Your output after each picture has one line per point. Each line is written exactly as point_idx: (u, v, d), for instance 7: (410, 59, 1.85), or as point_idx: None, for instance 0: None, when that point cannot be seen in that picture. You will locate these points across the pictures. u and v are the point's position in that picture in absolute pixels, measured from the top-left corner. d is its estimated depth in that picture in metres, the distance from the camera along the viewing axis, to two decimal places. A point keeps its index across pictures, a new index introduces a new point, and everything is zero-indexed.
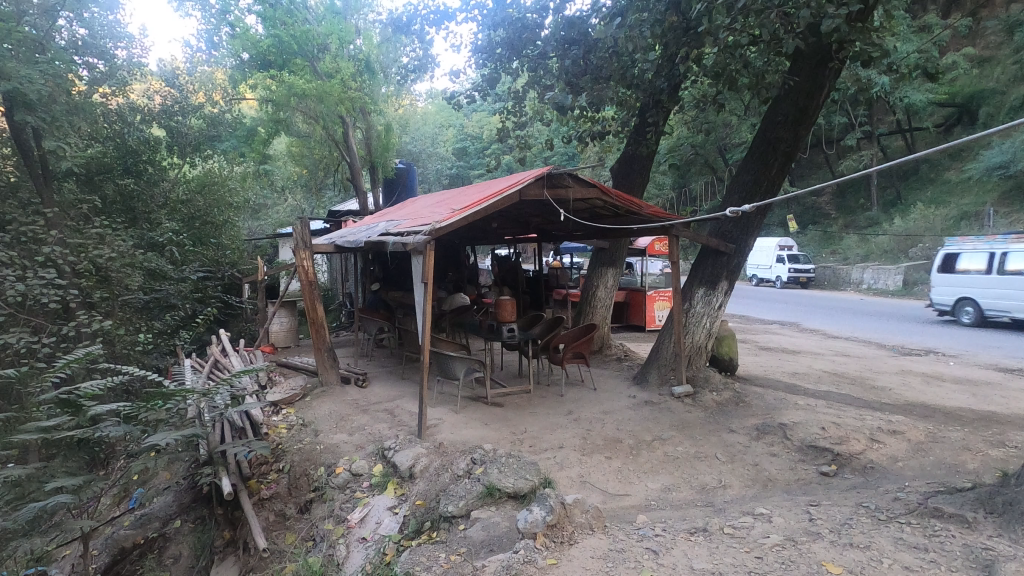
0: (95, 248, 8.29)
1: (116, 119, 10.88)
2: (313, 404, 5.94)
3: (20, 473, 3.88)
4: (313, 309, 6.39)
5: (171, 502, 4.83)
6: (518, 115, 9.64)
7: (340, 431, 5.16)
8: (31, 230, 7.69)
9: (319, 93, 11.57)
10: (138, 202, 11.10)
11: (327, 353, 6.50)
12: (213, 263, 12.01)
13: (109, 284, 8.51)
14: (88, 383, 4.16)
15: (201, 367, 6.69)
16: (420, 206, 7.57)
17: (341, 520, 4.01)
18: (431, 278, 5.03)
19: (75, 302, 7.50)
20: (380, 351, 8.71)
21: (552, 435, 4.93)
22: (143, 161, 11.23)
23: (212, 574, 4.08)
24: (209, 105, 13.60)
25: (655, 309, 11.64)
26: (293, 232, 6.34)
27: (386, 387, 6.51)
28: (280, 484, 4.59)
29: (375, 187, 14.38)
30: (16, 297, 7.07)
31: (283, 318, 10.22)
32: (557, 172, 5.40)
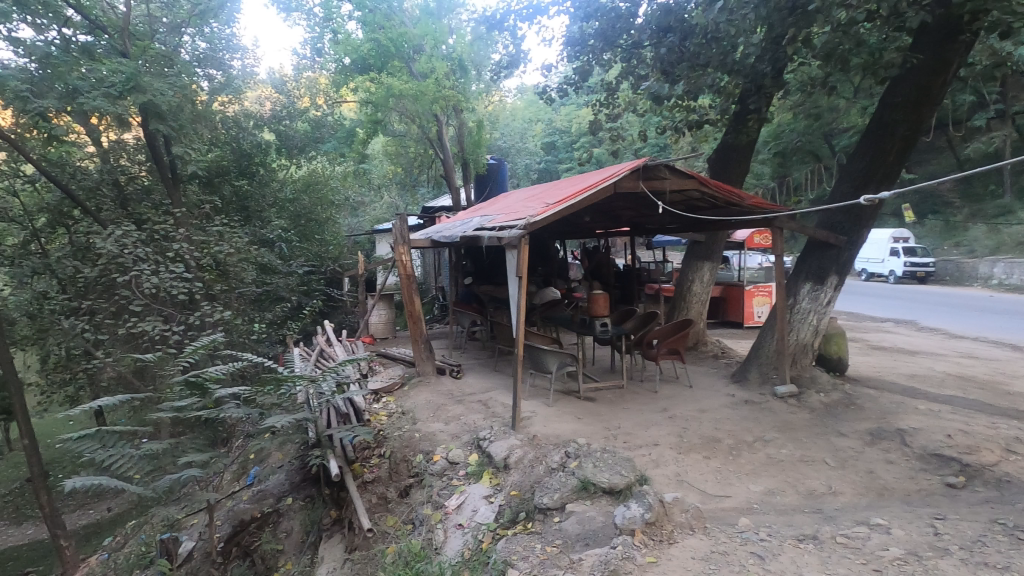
0: (216, 245, 9.01)
1: (232, 126, 11.81)
2: (411, 393, 6.17)
3: (160, 448, 4.29)
4: (411, 302, 6.63)
5: (285, 480, 5.15)
6: (610, 107, 9.51)
7: (438, 420, 5.33)
8: (164, 229, 8.57)
9: (416, 93, 11.92)
10: (250, 202, 11.92)
11: (424, 344, 6.71)
12: (315, 258, 12.78)
13: (227, 278, 9.22)
14: (213, 368, 4.52)
15: (309, 355, 7.12)
16: (513, 201, 7.64)
17: (439, 506, 4.14)
18: (525, 272, 5.08)
19: (200, 293, 8.23)
20: (473, 344, 8.91)
21: (647, 432, 4.84)
22: (256, 163, 12.08)
23: (322, 550, 4.33)
24: (313, 109, 14.39)
25: (754, 305, 11.16)
26: (393, 228, 6.59)
27: (479, 379, 6.64)
28: (381, 469, 4.81)
29: (467, 183, 14.65)
30: (152, 290, 7.89)
31: (381, 311, 10.65)
32: (653, 163, 5.27)
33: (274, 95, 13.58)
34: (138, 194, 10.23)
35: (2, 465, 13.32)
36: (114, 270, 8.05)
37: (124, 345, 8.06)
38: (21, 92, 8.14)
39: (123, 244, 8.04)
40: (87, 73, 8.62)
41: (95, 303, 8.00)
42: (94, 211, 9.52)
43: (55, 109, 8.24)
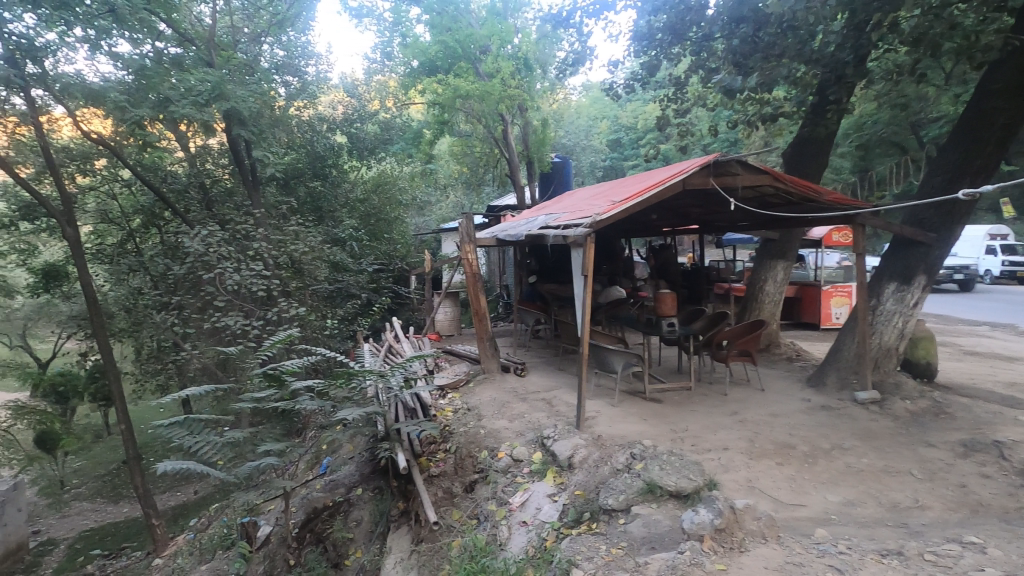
0: (292, 244, 9.40)
1: (307, 129, 12.32)
2: (476, 390, 6.24)
3: (241, 436, 4.50)
4: (476, 300, 6.70)
5: (355, 471, 5.31)
6: (678, 102, 9.29)
7: (502, 417, 5.38)
8: (244, 228, 9.07)
9: (481, 93, 12.06)
10: (324, 202, 12.38)
11: (489, 342, 6.78)
12: (384, 256, 13.05)
13: (302, 275, 9.61)
14: (289, 361, 4.71)
15: (378, 350, 7.33)
16: (578, 199, 7.60)
17: (503, 503, 4.18)
18: (591, 271, 5.04)
19: (277, 290, 8.63)
20: (537, 342, 8.92)
21: (716, 436, 4.70)
22: (329, 165, 12.55)
23: (389, 541, 4.39)
24: (383, 111, 14.79)
25: (832, 306, 10.67)
26: (459, 227, 6.68)
27: (543, 377, 6.65)
28: (447, 463, 4.86)
29: (532, 182, 14.67)
30: (234, 286, 8.36)
31: (447, 308, 10.84)
32: (724, 158, 5.12)
33: (347, 99, 14.09)
34: (222, 196, 10.84)
35: (103, 447, 14.46)
36: (199, 268, 8.59)
37: (208, 338, 8.53)
38: (120, 102, 8.81)
39: (208, 244, 8.56)
40: (177, 83, 9.22)
41: (182, 298, 8.56)
42: (182, 213, 10.17)
43: (149, 117, 8.85)
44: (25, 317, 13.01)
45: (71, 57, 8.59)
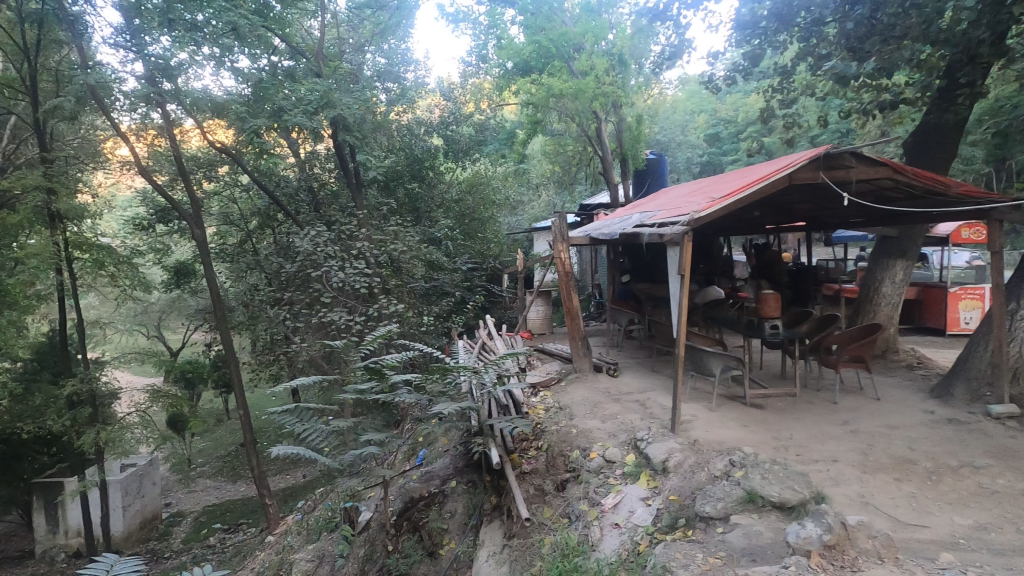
0: (392, 243, 9.80)
1: (406, 133, 12.82)
2: (568, 389, 6.22)
3: (346, 425, 4.74)
4: (568, 299, 6.67)
5: (449, 464, 5.43)
6: (784, 92, 8.81)
7: (594, 417, 5.33)
8: (348, 229, 9.58)
9: (575, 91, 11.98)
10: (421, 203, 12.77)
11: (581, 341, 6.73)
12: (478, 255, 13.22)
13: (401, 274, 9.97)
14: (389, 355, 4.91)
15: (472, 347, 7.47)
16: (675, 197, 7.39)
17: (595, 503, 4.13)
18: (689, 270, 4.89)
19: (377, 287, 9.02)
20: (630, 343, 8.76)
21: (825, 446, 4.41)
22: (426, 167, 12.97)
23: (482, 533, 4.48)
24: (478, 113, 15.08)
25: (960, 309, 9.70)
26: (551, 226, 6.69)
27: (637, 378, 6.52)
28: (539, 461, 4.86)
29: (626, 180, 14.40)
30: (339, 283, 8.86)
31: (539, 307, 10.88)
32: (836, 150, 4.79)
33: (443, 102, 14.53)
34: (329, 198, 11.51)
35: (223, 431, 15.80)
36: (308, 266, 9.19)
37: (316, 332, 9.08)
38: (241, 113, 9.58)
39: (316, 244, 9.17)
40: (291, 93, 9.88)
41: (293, 294, 9.21)
42: (294, 214, 10.92)
43: (266, 126, 9.55)
44: (161, 310, 14.48)
45: (200, 74, 9.44)
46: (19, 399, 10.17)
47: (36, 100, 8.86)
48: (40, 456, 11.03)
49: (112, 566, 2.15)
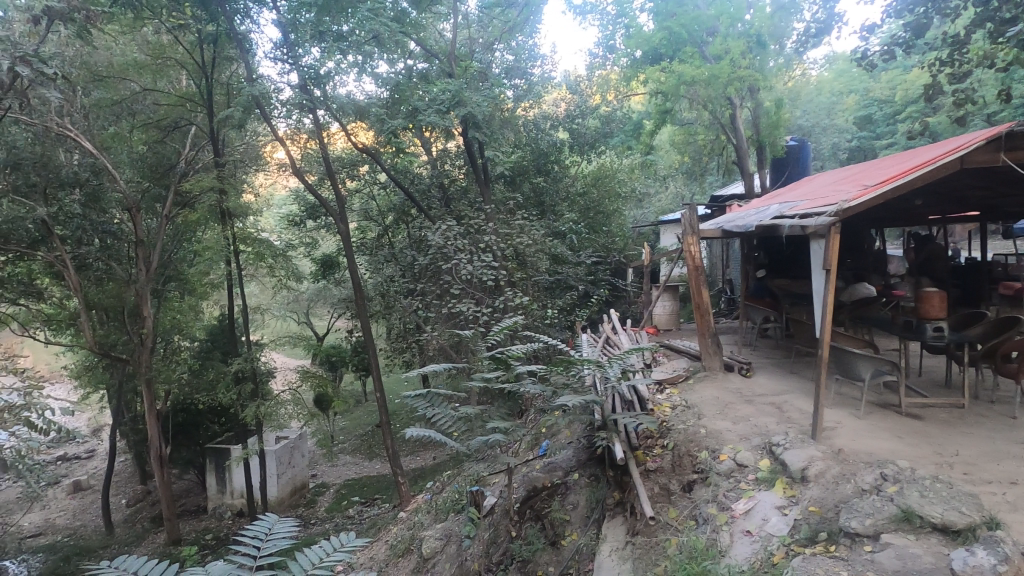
0: (518, 237, 9.97)
1: (532, 128, 13.05)
2: (696, 387, 5.99)
3: (473, 412, 4.91)
4: (698, 294, 6.40)
5: (572, 457, 5.44)
6: (955, 64, 7.81)
7: (725, 418, 5.09)
8: (476, 223, 9.90)
9: (708, 77, 11.42)
10: (546, 197, 12.80)
11: (712, 338, 6.44)
12: (603, 249, 13.03)
13: (525, 267, 10.12)
14: (514, 345, 5.01)
15: (596, 341, 7.40)
16: (820, 185, 6.83)
17: (725, 508, 3.94)
18: (835, 265, 4.50)
19: (503, 280, 9.23)
20: (765, 342, 8.24)
21: (999, 466, 3.88)
22: (552, 161, 13.06)
23: (604, 528, 4.42)
24: (603, 105, 14.95)
25: None
26: (681, 219, 6.46)
27: (772, 380, 6.13)
28: (664, 460, 4.69)
29: (763, 169, 13.53)
30: (467, 275, 9.19)
31: (666, 302, 10.56)
32: (1020, 129, 4.17)
33: (569, 96, 14.67)
34: (459, 195, 12.00)
35: (362, 411, 17.07)
36: (439, 258, 9.68)
37: (445, 322, 9.50)
38: (380, 115, 10.28)
39: (447, 237, 9.61)
40: (424, 94, 10.39)
41: (425, 285, 9.74)
42: (426, 209, 11.53)
43: (402, 126, 10.15)
44: (310, 299, 15.93)
45: (345, 81, 10.25)
46: (196, 373, 11.69)
47: (212, 112, 10.08)
48: (212, 424, 12.61)
49: (272, 526, 2.40)
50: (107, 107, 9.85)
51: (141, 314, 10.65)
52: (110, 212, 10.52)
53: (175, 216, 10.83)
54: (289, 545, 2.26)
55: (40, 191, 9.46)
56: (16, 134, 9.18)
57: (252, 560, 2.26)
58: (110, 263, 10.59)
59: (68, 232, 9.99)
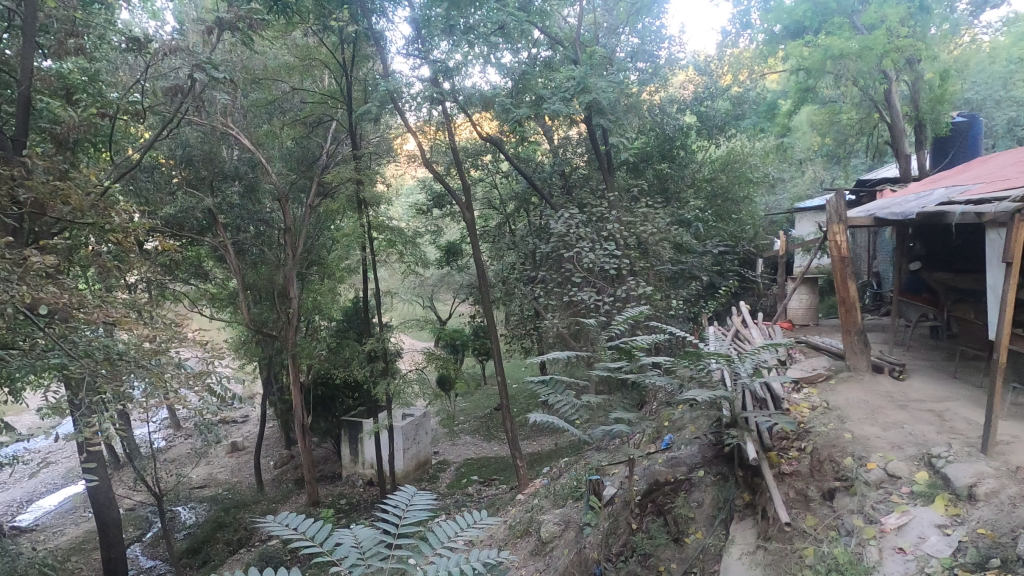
0: (642, 225, 9.65)
1: (658, 112, 12.52)
2: (838, 387, 5.55)
3: (596, 401, 4.84)
4: (844, 288, 5.90)
5: (697, 453, 5.24)
6: None
7: (874, 423, 4.67)
8: (600, 212, 9.81)
9: (860, 49, 10.29)
10: (670, 183, 12.37)
11: (859, 337, 5.91)
12: (732, 238, 12.27)
13: (648, 256, 9.86)
14: (640, 335, 4.88)
15: (725, 334, 7.04)
16: (997, 167, 6.02)
17: (873, 521, 3.68)
18: (1019, 257, 3.96)
19: (626, 268, 9.05)
20: (921, 342, 7.43)
21: None
22: (677, 146, 12.60)
23: (733, 529, 4.22)
24: (735, 86, 14.08)
25: None
26: (826, 205, 5.96)
27: (930, 385, 5.53)
28: (802, 463, 4.36)
29: (922, 149, 12.15)
30: (589, 264, 9.12)
31: (802, 295, 9.82)
32: None
33: (697, 78, 14.01)
34: (580, 182, 11.93)
35: (481, 394, 17.63)
36: (562, 246, 9.72)
37: (566, 311, 9.53)
38: (506, 105, 10.47)
39: (570, 226, 9.60)
40: (547, 83, 10.42)
41: (548, 274, 9.84)
42: (548, 197, 11.59)
43: (527, 115, 10.25)
44: (435, 284, 16.67)
45: (471, 72, 10.53)
46: (334, 350, 12.68)
47: (351, 107, 10.74)
48: (347, 399, 13.61)
49: (411, 497, 2.56)
50: (262, 107, 10.91)
51: (289, 295, 11.69)
52: (264, 203, 11.65)
53: (319, 205, 11.75)
54: (429, 516, 2.39)
55: (208, 184, 10.72)
56: (190, 134, 10.41)
57: (394, 528, 2.43)
58: (264, 249, 11.77)
59: (229, 220, 11.19)
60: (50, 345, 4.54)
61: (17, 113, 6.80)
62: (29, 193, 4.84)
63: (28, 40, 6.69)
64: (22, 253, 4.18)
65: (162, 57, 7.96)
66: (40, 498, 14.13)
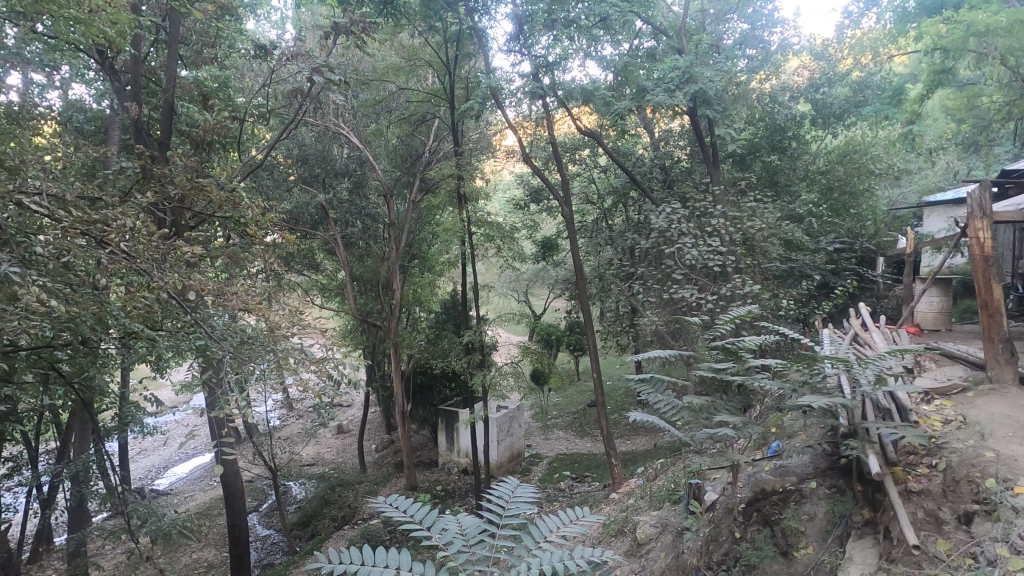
0: (749, 220, 9.17)
1: (769, 101, 11.81)
2: (976, 400, 5.01)
3: (700, 403, 4.62)
4: (986, 290, 5.33)
5: (809, 464, 4.92)
6: None
7: (1021, 443, 4.17)
8: (704, 207, 9.46)
9: (1012, 23, 9.14)
10: (780, 176, 11.68)
11: (1004, 345, 5.32)
12: (851, 235, 11.39)
13: (755, 254, 9.36)
14: (749, 335, 4.63)
15: (841, 337, 6.56)
16: None
17: (1020, 551, 3.29)
18: None
19: (731, 266, 8.66)
20: None
21: None
22: (789, 137, 11.88)
23: (850, 547, 3.94)
24: (856, 69, 13.00)
25: None
26: (967, 198, 5.38)
27: None
28: (933, 482, 3.99)
29: None
30: (692, 261, 8.81)
31: (933, 298, 8.96)
32: None
33: (813, 63, 13.14)
34: (681, 175, 11.51)
35: (575, 390, 17.58)
36: (662, 242, 9.46)
37: (665, 309, 9.28)
38: (607, 98, 10.31)
39: (671, 221, 9.33)
40: (649, 73, 10.14)
41: (647, 270, 9.64)
42: (648, 191, 11.30)
43: (629, 108, 10.03)
44: (530, 279, 16.77)
45: (570, 66, 10.46)
46: (433, 341, 13.11)
47: (454, 105, 10.96)
48: (444, 388, 14.03)
49: (514, 489, 2.60)
50: (370, 107, 11.46)
51: (392, 288, 12.22)
52: (371, 198, 12.21)
53: (421, 200, 12.15)
54: (531, 509, 2.42)
55: (321, 180, 11.41)
56: (306, 134, 11.12)
57: (496, 518, 2.47)
58: (370, 243, 12.36)
59: (340, 215, 11.85)
60: (193, 327, 5.08)
61: (162, 119, 7.56)
62: (177, 189, 5.44)
63: (173, 54, 7.47)
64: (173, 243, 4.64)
65: (284, 62, 8.51)
66: (175, 465, 15.72)
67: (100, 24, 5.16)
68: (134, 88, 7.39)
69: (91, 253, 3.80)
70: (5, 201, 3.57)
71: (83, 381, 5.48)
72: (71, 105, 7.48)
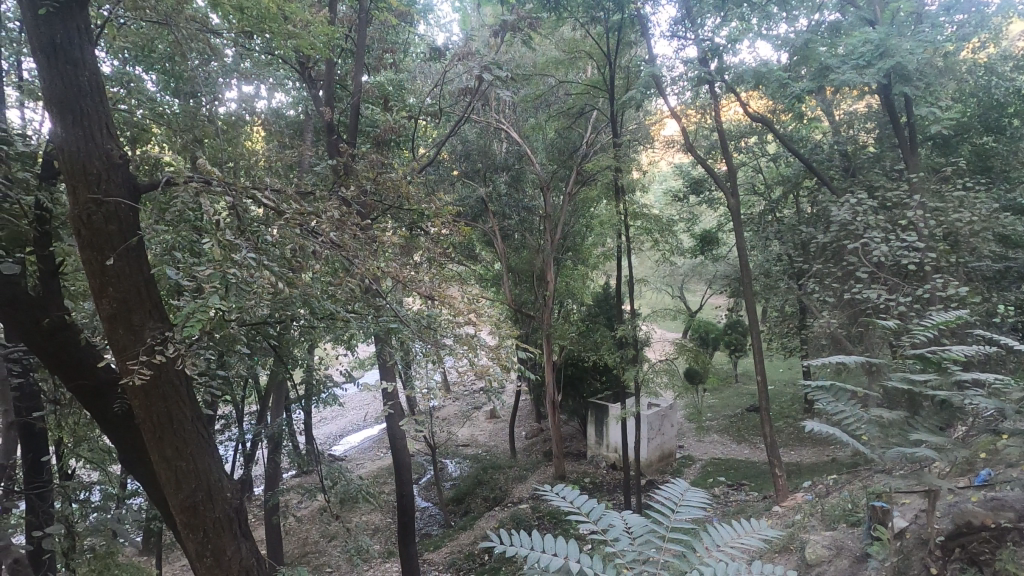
0: (954, 212, 7.93)
1: (985, 72, 10.07)
2: None
3: (893, 418, 4.03)
4: None
5: None
6: None
7: None
8: (897, 196, 8.40)
9: None
10: (996, 160, 9.99)
11: None
12: None
13: (959, 250, 8.11)
14: (958, 342, 3.97)
15: None
16: None
17: None
18: None
19: (931, 265, 7.58)
20: None
21: None
22: (1010, 114, 10.09)
23: None
24: None
25: None
26: None
27: None
28: None
29: None
30: (880, 258, 7.87)
31: None
32: None
33: None
34: (868, 162, 10.29)
35: (733, 392, 16.62)
36: (843, 236, 8.57)
37: (844, 311, 8.39)
38: (783, 80, 9.51)
39: (855, 212, 8.42)
40: (832, 50, 9.17)
41: (824, 268, 8.80)
42: (826, 179, 10.28)
43: (809, 89, 9.18)
44: (687, 274, 16.07)
45: (740, 48, 9.82)
46: (585, 334, 13.11)
47: (612, 95, 10.77)
48: (595, 381, 14.00)
49: (684, 492, 2.49)
50: (530, 102, 11.69)
51: (547, 279, 12.44)
52: (528, 191, 12.48)
53: (578, 192, 12.17)
54: (703, 513, 2.31)
55: (482, 175, 11.93)
56: (470, 131, 11.66)
57: (665, 518, 2.39)
58: (526, 235, 12.69)
59: (499, 208, 12.29)
60: (372, 311, 5.56)
61: (349, 122, 8.34)
62: (363, 183, 5.98)
63: (359, 62, 8.18)
64: (366, 233, 5.10)
65: (454, 63, 8.95)
66: (350, 434, 17.46)
67: (308, 36, 5.79)
68: (326, 95, 8.24)
69: (305, 242, 4.33)
70: (240, 196, 4.13)
71: (282, 354, 6.25)
72: (277, 113, 8.55)
